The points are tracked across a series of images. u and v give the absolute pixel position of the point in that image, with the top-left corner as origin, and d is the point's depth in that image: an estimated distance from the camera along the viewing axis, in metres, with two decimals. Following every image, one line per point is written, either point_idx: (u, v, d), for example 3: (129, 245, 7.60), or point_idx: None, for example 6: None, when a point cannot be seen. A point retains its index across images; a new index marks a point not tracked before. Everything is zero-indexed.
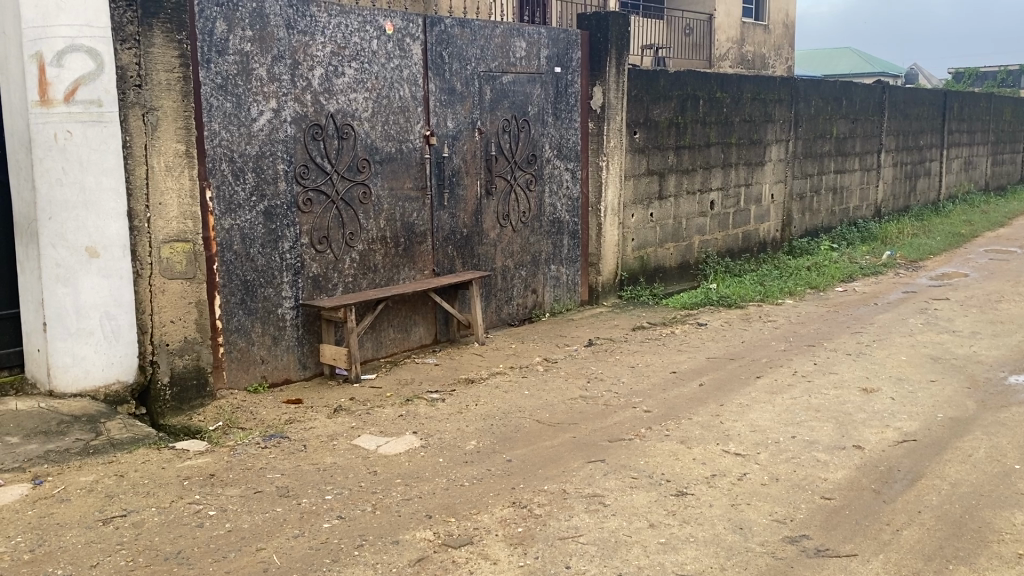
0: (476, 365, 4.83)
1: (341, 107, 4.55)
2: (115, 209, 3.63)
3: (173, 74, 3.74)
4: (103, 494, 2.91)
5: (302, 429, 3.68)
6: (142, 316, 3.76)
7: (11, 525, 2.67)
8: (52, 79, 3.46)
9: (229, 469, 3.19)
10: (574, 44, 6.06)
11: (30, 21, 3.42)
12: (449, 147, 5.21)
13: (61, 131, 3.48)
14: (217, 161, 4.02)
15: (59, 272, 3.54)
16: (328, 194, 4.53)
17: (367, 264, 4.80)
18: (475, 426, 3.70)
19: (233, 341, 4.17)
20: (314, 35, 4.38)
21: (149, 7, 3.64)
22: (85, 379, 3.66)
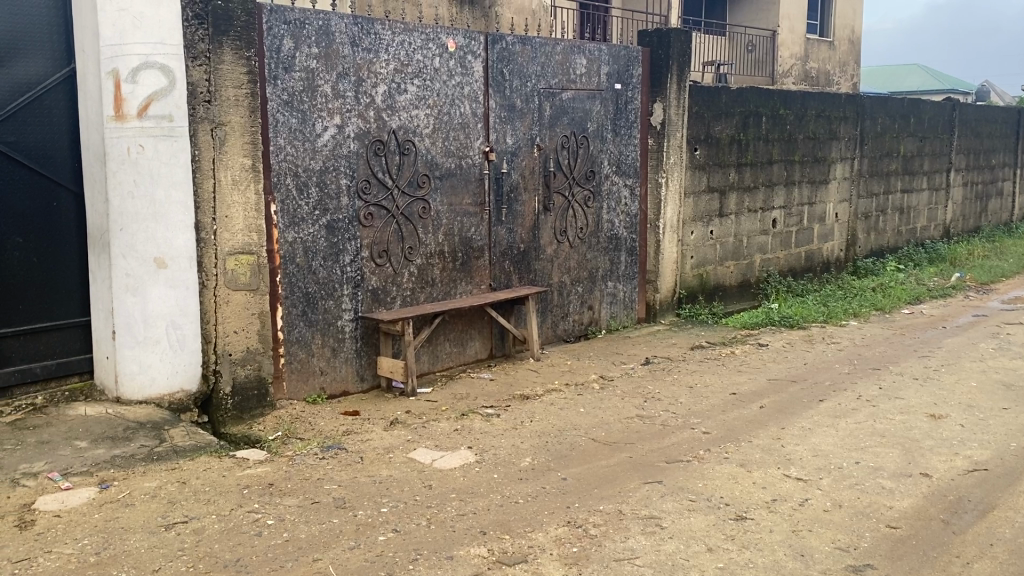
0: (532, 381, 4.81)
1: (403, 123, 4.61)
2: (184, 222, 3.73)
3: (241, 90, 3.85)
4: (166, 500, 2.98)
5: (359, 441, 3.72)
6: (207, 325, 3.85)
7: (77, 528, 2.74)
8: (127, 94, 3.56)
9: (287, 478, 3.23)
10: (635, 61, 6.03)
11: (107, 39, 3.53)
12: (508, 163, 5.23)
13: (133, 146, 3.58)
14: (282, 176, 4.10)
15: (128, 282, 3.64)
16: (388, 209, 4.59)
17: (425, 278, 4.83)
18: (530, 442, 3.69)
19: (294, 352, 4.24)
20: (377, 53, 4.45)
21: (221, 25, 3.75)
22: (150, 388, 3.74)
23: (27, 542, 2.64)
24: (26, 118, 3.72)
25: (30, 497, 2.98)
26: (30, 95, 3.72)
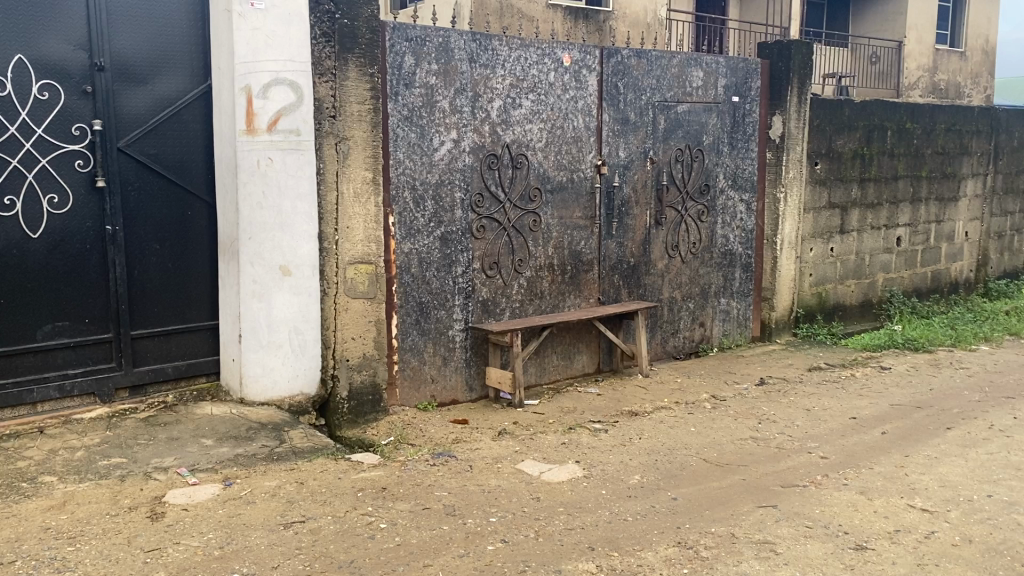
0: (641, 398, 4.76)
1: (517, 137, 4.66)
2: (308, 231, 3.88)
3: (365, 106, 3.98)
4: (285, 499, 3.09)
5: (468, 450, 3.76)
6: (327, 331, 3.99)
7: (203, 522, 2.88)
8: (258, 110, 3.72)
9: (400, 483, 3.30)
10: (754, 73, 5.90)
11: (242, 57, 3.70)
12: (621, 177, 5.21)
13: (263, 158, 3.74)
14: (400, 189, 4.20)
15: (255, 289, 3.80)
16: (500, 221, 4.64)
17: (534, 291, 4.86)
18: (639, 460, 3.65)
19: (406, 360, 4.34)
20: (494, 68, 4.52)
21: (346, 43, 3.89)
22: (272, 390, 3.89)
23: (158, 532, 2.79)
24: (166, 132, 3.96)
25: (161, 490, 3.15)
26: (170, 111, 3.95)
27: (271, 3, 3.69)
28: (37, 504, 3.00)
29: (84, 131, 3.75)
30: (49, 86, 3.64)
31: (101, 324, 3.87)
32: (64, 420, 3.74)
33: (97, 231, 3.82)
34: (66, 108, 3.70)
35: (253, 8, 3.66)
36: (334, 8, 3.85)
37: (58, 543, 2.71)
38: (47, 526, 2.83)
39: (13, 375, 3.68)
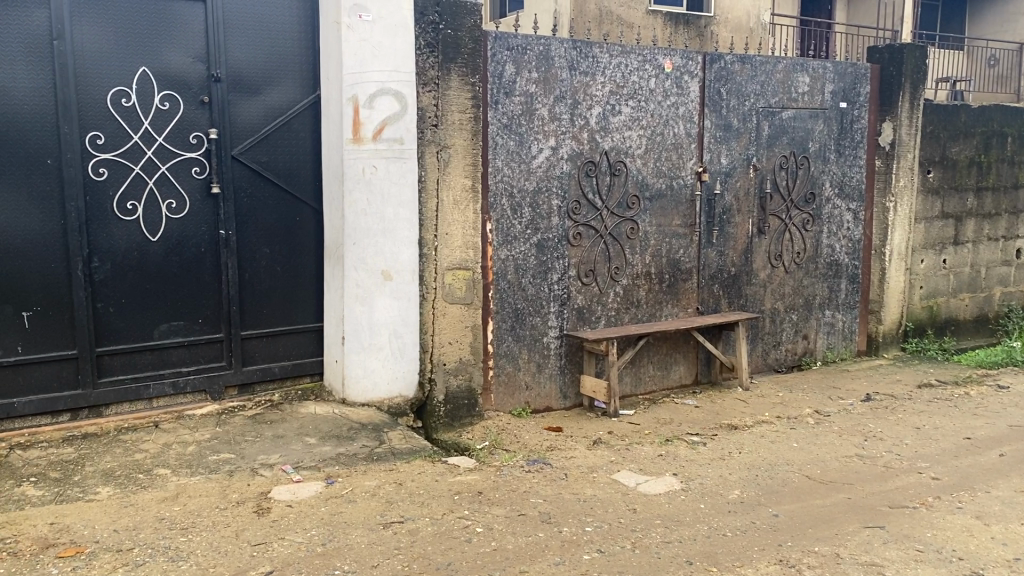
0: (740, 411, 4.66)
1: (616, 144, 4.64)
2: (409, 238, 3.95)
3: (465, 115, 4.04)
4: (384, 499, 3.16)
5: (564, 458, 3.76)
6: (425, 336, 4.06)
7: (306, 518, 2.97)
8: (364, 119, 3.81)
9: (495, 488, 3.33)
10: (863, 78, 5.71)
11: (350, 67, 3.79)
12: (721, 185, 5.12)
13: (368, 166, 3.83)
14: (498, 196, 4.25)
15: (358, 292, 3.89)
16: (597, 229, 4.62)
17: (631, 299, 4.82)
18: (739, 474, 3.57)
19: (502, 366, 4.37)
20: (594, 75, 4.51)
21: (449, 53, 3.97)
22: (372, 392, 3.98)
23: (264, 527, 2.90)
24: (277, 141, 4.11)
25: (266, 486, 3.27)
26: (280, 120, 4.10)
27: (378, 15, 3.79)
28: (152, 494, 3.15)
29: (201, 140, 3.94)
30: (169, 97, 3.83)
31: (213, 324, 4.05)
32: (178, 415, 3.93)
33: (211, 236, 4.00)
34: (185, 118, 3.89)
35: (361, 19, 3.76)
36: (437, 18, 3.93)
37: (172, 533, 2.84)
38: (161, 516, 2.97)
39: (133, 371, 3.89)
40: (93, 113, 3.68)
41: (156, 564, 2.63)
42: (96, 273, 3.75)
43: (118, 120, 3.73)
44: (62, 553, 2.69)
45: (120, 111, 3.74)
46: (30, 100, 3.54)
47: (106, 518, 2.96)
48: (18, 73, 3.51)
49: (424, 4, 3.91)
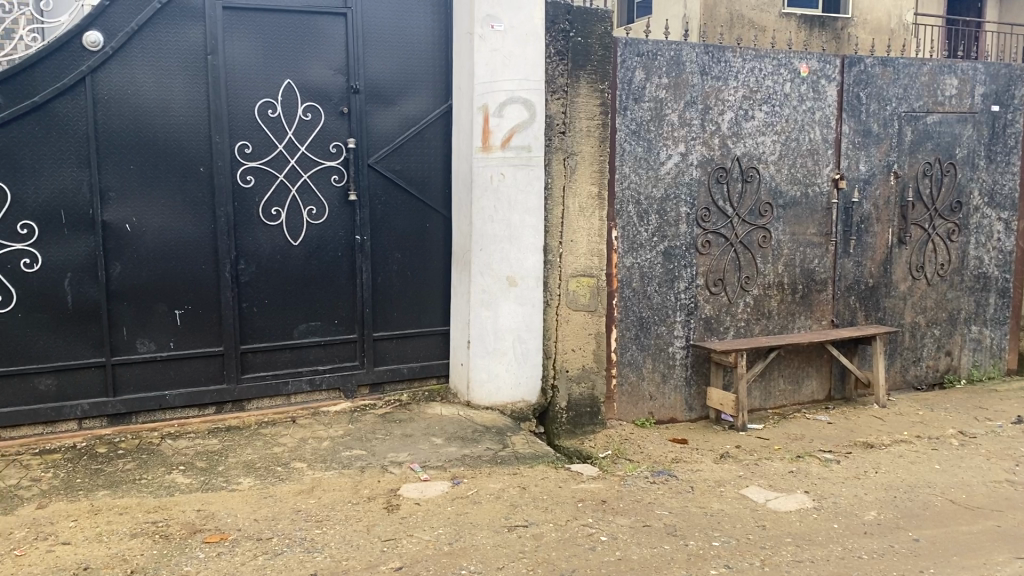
0: (876, 429, 4.46)
1: (749, 150, 4.53)
2: (534, 244, 3.99)
3: (594, 122, 4.04)
4: (508, 502, 3.19)
5: (689, 470, 3.70)
6: (548, 342, 4.08)
7: (434, 517, 3.04)
8: (493, 127, 3.88)
9: (620, 498, 3.31)
10: (1018, 79, 5.36)
11: (481, 77, 3.87)
12: (860, 192, 4.92)
13: (496, 173, 3.90)
14: (625, 203, 4.22)
15: (483, 297, 3.97)
16: (727, 237, 4.52)
17: (761, 310, 4.69)
18: (875, 495, 3.42)
19: (626, 375, 4.33)
20: (727, 81, 4.42)
21: (579, 60, 3.97)
22: (496, 396, 4.04)
23: (394, 523, 2.98)
24: (410, 149, 4.23)
25: (395, 483, 3.36)
26: (414, 129, 4.22)
27: (510, 24, 3.84)
28: (289, 487, 3.30)
29: (339, 149, 4.10)
30: (312, 108, 4.01)
31: (347, 326, 4.21)
32: (313, 411, 4.11)
33: (347, 241, 4.16)
34: (325, 128, 4.06)
35: (493, 29, 3.83)
36: (568, 26, 3.94)
37: (307, 525, 2.96)
38: (298, 508, 3.11)
39: (273, 368, 4.09)
40: (242, 123, 3.90)
41: (293, 553, 2.74)
42: (241, 274, 3.97)
43: (264, 130, 3.93)
44: (208, 539, 2.85)
45: (266, 122, 3.94)
46: (186, 112, 3.79)
47: (247, 507, 3.11)
48: (176, 86, 3.76)
49: (555, 12, 3.93)
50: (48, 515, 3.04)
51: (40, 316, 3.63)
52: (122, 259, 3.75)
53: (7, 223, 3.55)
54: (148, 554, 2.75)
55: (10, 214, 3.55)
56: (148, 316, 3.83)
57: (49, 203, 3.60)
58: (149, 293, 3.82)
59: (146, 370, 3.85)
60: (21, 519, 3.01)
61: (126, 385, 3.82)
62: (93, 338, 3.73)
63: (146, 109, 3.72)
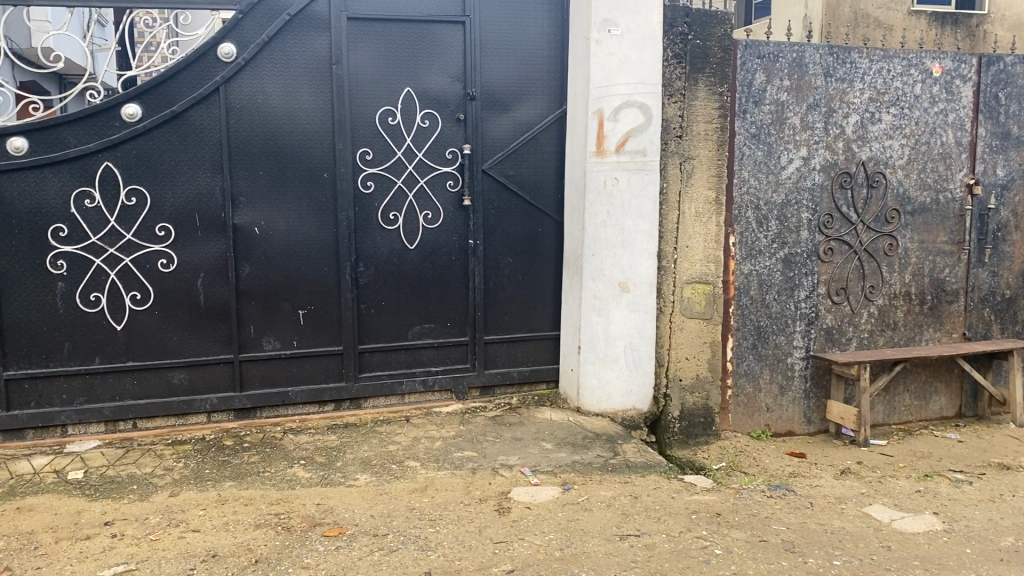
0: (1013, 450, 4.20)
1: (875, 154, 4.35)
2: (648, 250, 3.96)
3: (711, 125, 3.95)
4: (620, 511, 3.16)
5: (808, 486, 3.58)
6: (661, 349, 4.03)
7: (545, 522, 3.04)
8: (607, 132, 3.89)
9: (734, 511, 3.23)
10: None
11: (596, 82, 3.89)
12: (997, 198, 4.65)
13: (610, 178, 3.91)
14: (743, 209, 4.11)
15: (595, 303, 3.98)
16: (851, 244, 4.35)
17: (887, 321, 4.49)
18: (1013, 520, 3.22)
19: (741, 385, 4.22)
20: (853, 82, 4.26)
21: (698, 63, 3.90)
22: (607, 402, 4.06)
23: (506, 526, 3.00)
24: (524, 155, 4.26)
25: (507, 486, 3.38)
26: (528, 135, 4.24)
27: (627, 29, 3.83)
28: (403, 485, 3.37)
29: (455, 155, 4.16)
30: (430, 115, 4.10)
31: (460, 329, 4.28)
32: (426, 411, 4.19)
33: (461, 245, 4.22)
34: (442, 135, 4.13)
35: (609, 33, 3.83)
36: (687, 29, 3.88)
37: (421, 523, 3.01)
38: (411, 506, 3.17)
39: (388, 368, 4.20)
40: (363, 130, 4.01)
41: (407, 551, 2.80)
42: (360, 276, 4.09)
43: (384, 137, 4.04)
44: (327, 532, 2.94)
45: (386, 129, 4.05)
46: (311, 119, 3.93)
47: (363, 503, 3.20)
48: (302, 95, 3.91)
49: (673, 16, 3.88)
50: (180, 503, 3.21)
51: (175, 313, 3.86)
52: (250, 261, 3.92)
53: (147, 225, 3.78)
54: (271, 545, 2.86)
55: (150, 216, 3.78)
56: (273, 315, 3.99)
57: (184, 207, 3.81)
58: (274, 294, 3.98)
59: (270, 367, 4.02)
60: (155, 505, 3.19)
61: (251, 380, 4.00)
62: (221, 335, 3.93)
63: (274, 117, 3.88)
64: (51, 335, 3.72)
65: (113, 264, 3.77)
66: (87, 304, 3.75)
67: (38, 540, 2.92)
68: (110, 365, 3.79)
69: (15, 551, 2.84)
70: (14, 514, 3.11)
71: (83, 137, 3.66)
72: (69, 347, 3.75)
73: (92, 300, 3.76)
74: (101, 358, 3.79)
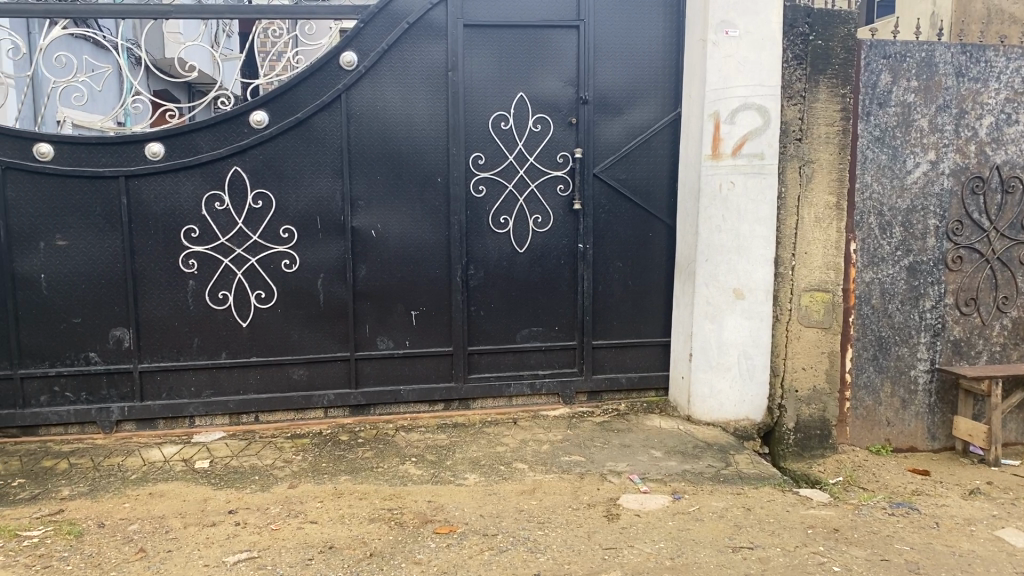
0: None
1: (1011, 158, 4.12)
2: (764, 256, 3.87)
3: (833, 128, 3.83)
4: (732, 522, 3.10)
5: (934, 505, 3.41)
6: (776, 359, 3.93)
7: (655, 530, 3.01)
8: (724, 135, 3.82)
9: (854, 527, 3.11)
10: None
11: (714, 84, 3.84)
12: None
13: (725, 182, 3.84)
14: (865, 215, 3.95)
15: (708, 309, 3.95)
16: (982, 252, 4.12)
17: (1021, 334, 4.25)
18: None
19: (860, 398, 4.07)
20: (987, 82, 4.03)
21: (819, 64, 3.78)
22: (719, 412, 4.00)
23: (615, 532, 2.99)
24: (636, 158, 4.22)
25: (616, 492, 3.36)
26: (641, 138, 4.20)
27: (745, 30, 3.75)
28: (512, 486, 3.39)
29: (566, 159, 4.17)
30: (542, 119, 4.12)
31: (569, 333, 4.28)
32: (533, 414, 4.22)
33: (571, 249, 4.23)
34: (554, 139, 4.15)
35: (726, 35, 3.77)
36: (808, 30, 3.79)
37: (530, 525, 3.03)
38: (520, 508, 3.19)
39: (496, 370, 4.24)
40: (476, 135, 4.07)
41: (518, 552, 2.83)
42: (471, 279, 4.15)
43: (497, 142, 4.09)
44: (438, 530, 2.99)
45: (499, 134, 4.09)
46: (427, 125, 4.02)
47: (473, 502, 3.24)
48: (419, 101, 4.00)
49: (794, 16, 3.79)
50: (298, 494, 3.33)
51: (296, 312, 4.01)
52: (366, 262, 4.04)
53: (271, 227, 3.95)
54: (385, 539, 2.93)
55: (274, 219, 3.95)
56: (387, 316, 4.09)
57: (306, 210, 3.96)
58: (389, 294, 4.08)
59: (384, 366, 4.13)
60: (276, 496, 3.32)
61: (366, 378, 4.12)
62: (338, 334, 4.06)
63: (391, 123, 3.99)
64: (182, 331, 3.93)
65: (239, 264, 3.95)
66: (215, 302, 3.94)
67: (169, 525, 3.08)
68: (235, 361, 3.98)
69: (148, 534, 3.01)
70: (147, 499, 3.30)
71: (214, 143, 3.84)
72: (198, 342, 3.95)
73: (219, 298, 3.95)
74: (226, 354, 3.98)
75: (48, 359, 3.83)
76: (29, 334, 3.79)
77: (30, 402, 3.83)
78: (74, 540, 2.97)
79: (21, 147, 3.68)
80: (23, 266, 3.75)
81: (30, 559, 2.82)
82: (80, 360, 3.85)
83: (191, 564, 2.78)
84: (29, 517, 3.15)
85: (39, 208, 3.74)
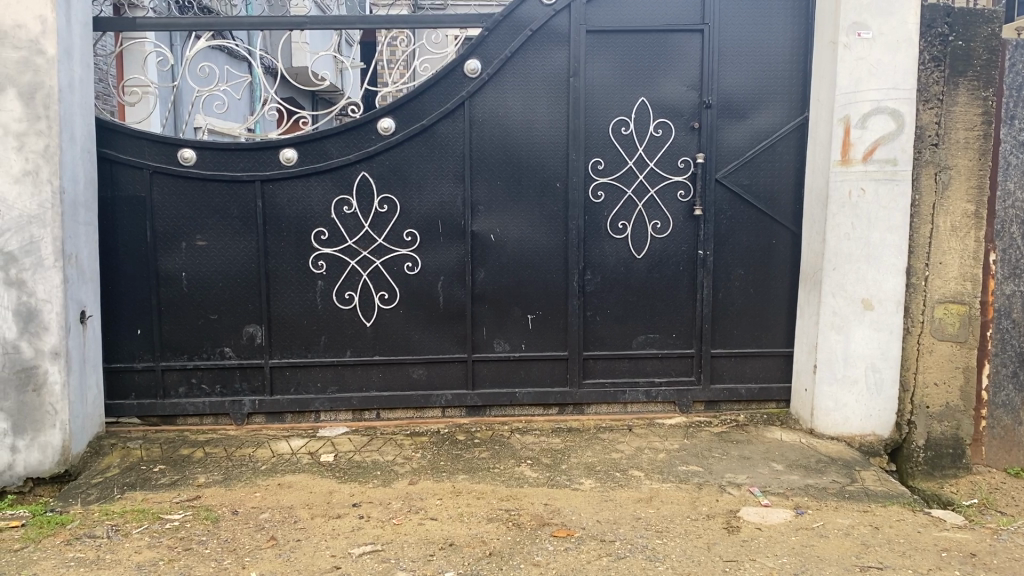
0: None
1: None
2: (896, 265, 3.73)
3: (973, 132, 3.64)
4: (859, 540, 3.00)
5: None
6: (906, 373, 3.79)
7: (777, 544, 2.95)
8: (855, 139, 3.70)
9: (993, 553, 2.96)
10: None
11: (844, 88, 3.71)
12: None
13: (855, 188, 3.72)
14: (1007, 223, 3.71)
15: (835, 320, 3.82)
16: None
17: None
18: None
19: (998, 417, 3.81)
20: None
21: (958, 66, 3.62)
22: (843, 425, 3.87)
23: (736, 545, 2.94)
24: (760, 164, 4.12)
25: (735, 504, 3.30)
26: (765, 143, 4.10)
27: (879, 31, 3.63)
28: (629, 493, 3.38)
29: (688, 164, 4.13)
30: (663, 124, 4.09)
31: (686, 340, 4.23)
32: (649, 422, 4.18)
33: (690, 255, 4.18)
34: (676, 143, 4.11)
35: (860, 38, 3.64)
36: (947, 30, 3.63)
37: (648, 533, 3.02)
38: (638, 516, 3.18)
39: (611, 376, 4.23)
40: (597, 141, 4.08)
41: (636, 559, 2.82)
42: (588, 284, 4.16)
43: (617, 147, 4.08)
44: (556, 533, 3.02)
45: (620, 139, 4.09)
46: (548, 131, 4.06)
47: (591, 507, 3.25)
48: (541, 107, 4.04)
49: (933, 16, 3.64)
50: (419, 491, 3.42)
51: (417, 313, 4.12)
52: (485, 265, 4.11)
53: (396, 230, 4.07)
54: (504, 539, 2.98)
55: (398, 223, 4.06)
56: (505, 319, 4.15)
57: (430, 214, 4.06)
58: (507, 297, 4.13)
59: (501, 368, 4.18)
60: (398, 491, 3.42)
61: (483, 380, 4.18)
62: (457, 335, 4.15)
63: (513, 129, 4.04)
64: (310, 329, 4.10)
65: (365, 265, 4.08)
66: (342, 302, 4.09)
67: (297, 515, 3.22)
68: (359, 359, 4.11)
69: (279, 522, 3.15)
70: (276, 490, 3.45)
71: (344, 149, 3.99)
72: (325, 340, 4.10)
73: (346, 298, 4.09)
74: (351, 352, 4.12)
75: (187, 353, 4.05)
76: (170, 328, 4.03)
77: (170, 393, 4.06)
78: (211, 525, 3.14)
79: (167, 153, 3.91)
80: (167, 264, 3.99)
81: (172, 541, 3.00)
82: (215, 355, 4.06)
83: (319, 554, 2.89)
84: (170, 501, 3.35)
85: (182, 210, 3.97)
